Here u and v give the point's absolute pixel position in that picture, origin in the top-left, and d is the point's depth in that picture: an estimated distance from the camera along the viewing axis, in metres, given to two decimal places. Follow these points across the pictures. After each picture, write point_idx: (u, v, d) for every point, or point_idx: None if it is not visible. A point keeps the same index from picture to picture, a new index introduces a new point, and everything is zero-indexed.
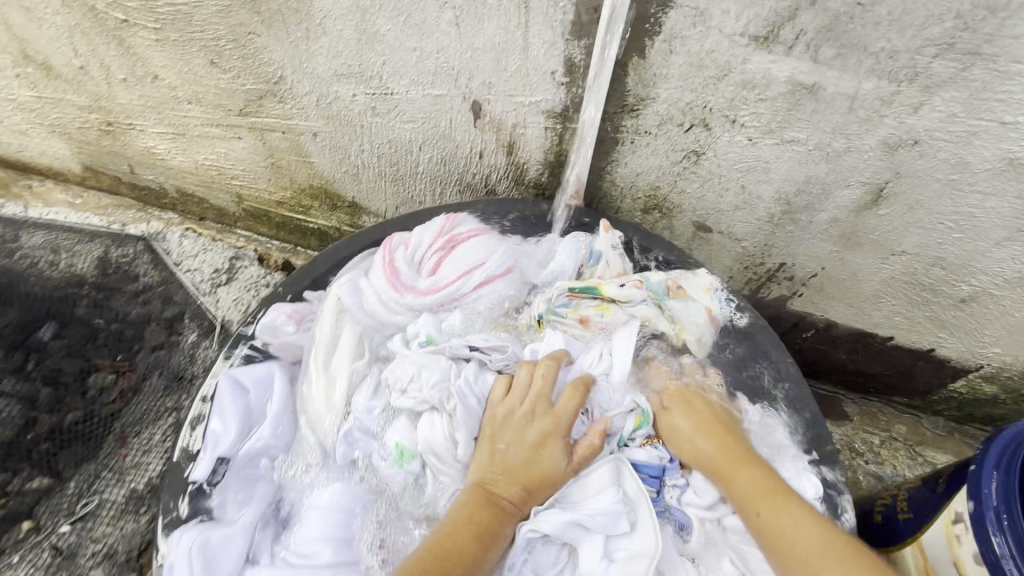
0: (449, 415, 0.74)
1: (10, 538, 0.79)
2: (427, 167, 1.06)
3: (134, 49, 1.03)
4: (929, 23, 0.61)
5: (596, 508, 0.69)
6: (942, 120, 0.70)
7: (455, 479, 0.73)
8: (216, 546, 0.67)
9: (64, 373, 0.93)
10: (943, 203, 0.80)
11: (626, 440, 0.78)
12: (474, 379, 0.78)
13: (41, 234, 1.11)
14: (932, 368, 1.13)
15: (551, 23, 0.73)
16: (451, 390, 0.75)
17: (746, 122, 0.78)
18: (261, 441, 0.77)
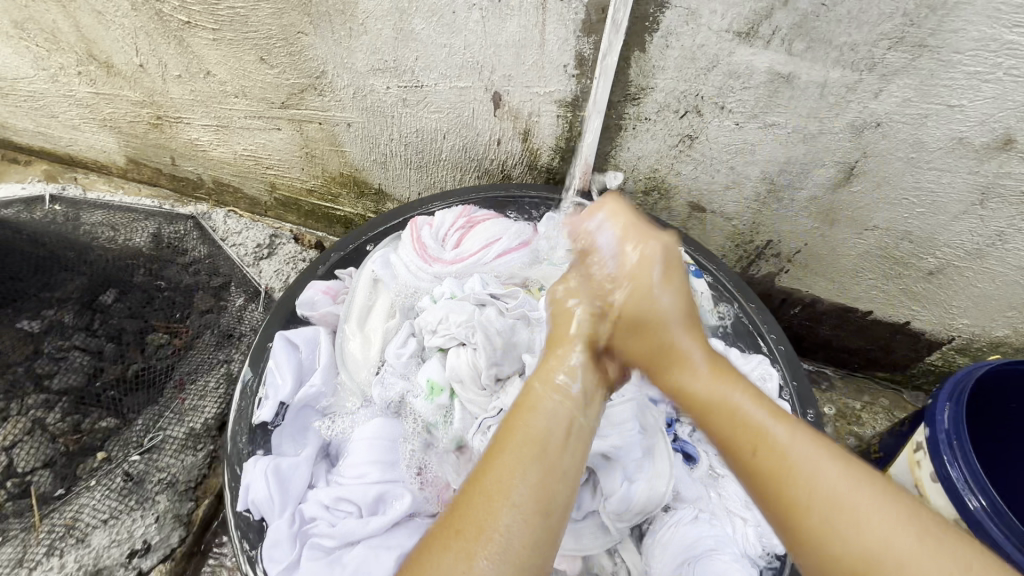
0: (473, 346, 0.78)
1: (86, 466, 0.90)
2: (449, 154, 1.19)
3: (191, 48, 1.16)
4: (882, 20, 0.73)
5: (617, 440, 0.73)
6: (898, 104, 0.82)
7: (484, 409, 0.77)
8: (287, 469, 0.74)
9: (126, 331, 1.03)
10: (905, 179, 0.92)
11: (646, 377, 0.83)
12: (496, 318, 0.79)
13: (100, 213, 1.24)
14: (909, 341, 1.24)
15: (565, 22, 0.86)
16: (474, 325, 0.79)
17: (733, 108, 0.90)
18: (315, 388, 0.83)
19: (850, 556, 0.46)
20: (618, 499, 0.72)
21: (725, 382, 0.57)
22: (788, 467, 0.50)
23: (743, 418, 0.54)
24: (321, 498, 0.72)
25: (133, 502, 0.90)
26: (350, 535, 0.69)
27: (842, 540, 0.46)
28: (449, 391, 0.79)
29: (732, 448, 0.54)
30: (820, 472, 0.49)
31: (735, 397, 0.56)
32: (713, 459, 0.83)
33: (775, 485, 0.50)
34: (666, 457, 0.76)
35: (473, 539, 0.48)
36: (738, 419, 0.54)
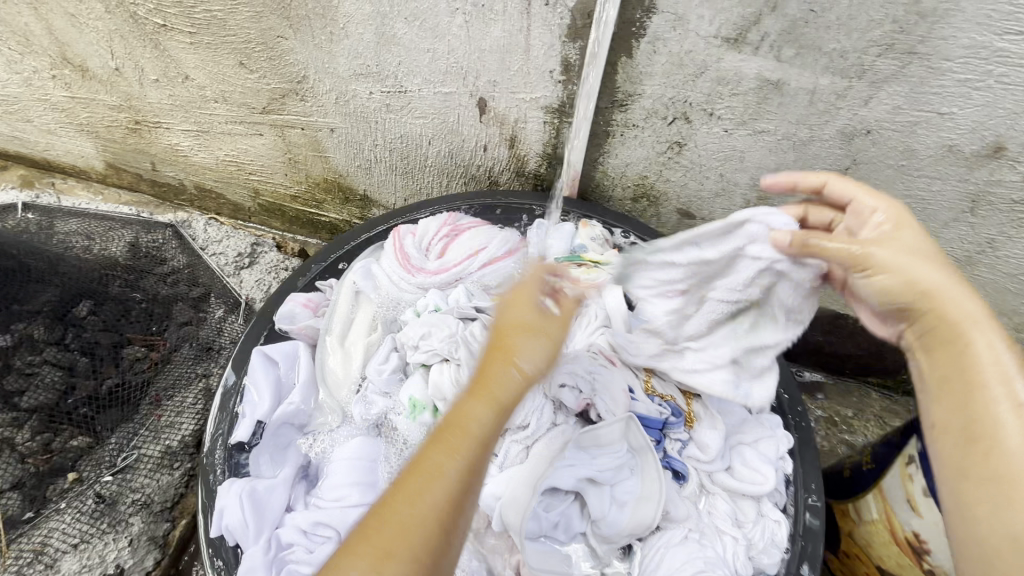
0: (457, 363, 0.76)
1: (56, 488, 0.87)
2: (435, 161, 1.16)
3: (169, 52, 1.13)
4: (871, 27, 0.71)
5: (604, 462, 0.74)
6: (888, 112, 0.80)
7: None
8: (261, 492, 0.71)
9: (100, 345, 0.99)
10: (895, 187, 0.90)
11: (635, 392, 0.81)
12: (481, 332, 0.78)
13: (74, 222, 1.20)
14: (900, 347, 1.23)
15: (550, 27, 0.84)
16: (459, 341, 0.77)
17: (722, 115, 0.89)
18: (292, 405, 0.80)
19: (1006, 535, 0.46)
20: (607, 524, 0.72)
21: (994, 342, 0.52)
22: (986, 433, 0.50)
23: (965, 359, 0.53)
24: (297, 523, 0.69)
25: (105, 525, 0.87)
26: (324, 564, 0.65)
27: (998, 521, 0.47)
28: (432, 408, 0.77)
29: (950, 394, 0.53)
30: (1004, 423, 0.49)
31: (984, 353, 0.52)
32: (705, 476, 0.80)
33: (983, 434, 0.50)
34: (659, 482, 0.73)
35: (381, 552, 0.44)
36: (986, 366, 0.51)
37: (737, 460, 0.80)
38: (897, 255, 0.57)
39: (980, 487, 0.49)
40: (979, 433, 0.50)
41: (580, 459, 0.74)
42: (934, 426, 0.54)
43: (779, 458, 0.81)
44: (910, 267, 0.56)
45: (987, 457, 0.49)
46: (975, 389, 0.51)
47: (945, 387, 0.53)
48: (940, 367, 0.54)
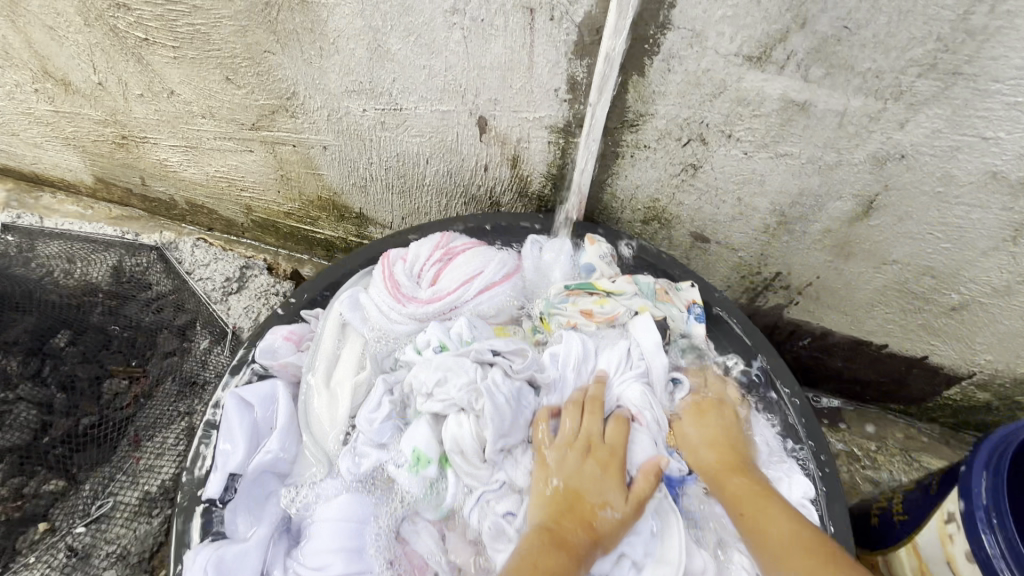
0: (477, 414, 0.71)
1: (27, 539, 0.82)
2: (433, 180, 1.10)
3: (152, 67, 1.07)
4: (912, 45, 0.64)
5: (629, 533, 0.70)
6: (927, 135, 0.73)
7: (481, 483, 0.70)
8: (230, 560, 0.64)
9: (80, 379, 0.95)
10: (930, 214, 0.83)
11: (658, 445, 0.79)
12: (503, 381, 0.73)
13: (56, 244, 1.15)
14: (926, 375, 1.16)
15: (555, 44, 0.77)
16: (479, 391, 0.71)
17: (742, 137, 0.82)
18: (270, 454, 0.73)
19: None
20: None
21: (751, 489, 0.71)
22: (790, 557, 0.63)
23: (766, 536, 0.66)
24: None
25: None
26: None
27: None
28: (437, 461, 0.70)
29: (774, 570, 0.63)
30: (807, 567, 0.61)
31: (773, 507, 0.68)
32: (723, 528, 0.75)
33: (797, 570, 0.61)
34: (682, 544, 0.70)
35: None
36: (782, 533, 0.65)
37: None
38: (711, 468, 0.76)
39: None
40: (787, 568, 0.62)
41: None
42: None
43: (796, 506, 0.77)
44: (705, 453, 0.78)
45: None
46: (764, 540, 0.66)
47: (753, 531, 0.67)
48: (733, 496, 0.71)
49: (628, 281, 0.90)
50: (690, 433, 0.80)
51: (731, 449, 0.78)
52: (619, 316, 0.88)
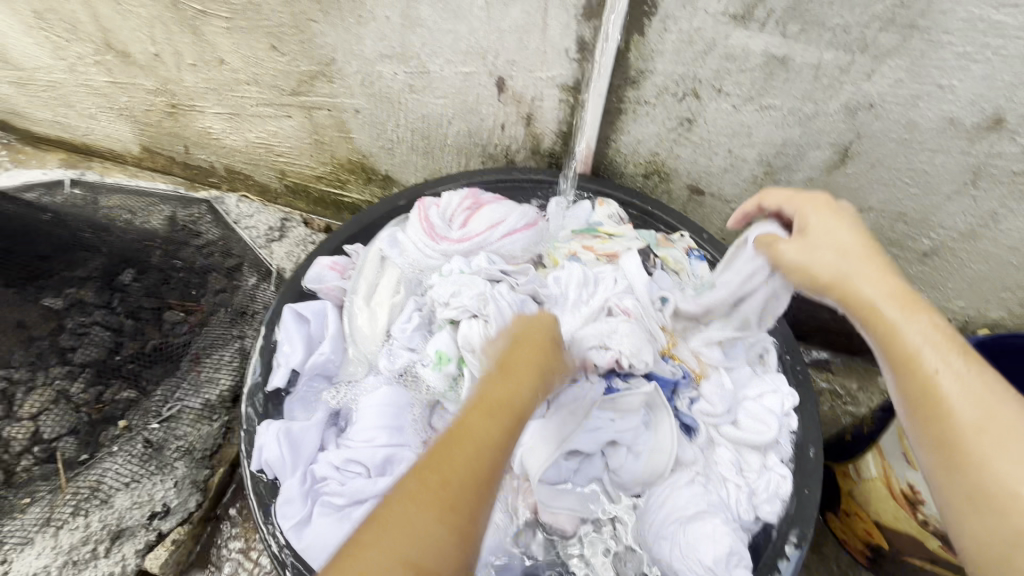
0: (486, 318, 0.82)
1: (109, 434, 0.98)
2: (455, 140, 1.22)
3: (206, 37, 1.20)
4: (872, 2, 0.75)
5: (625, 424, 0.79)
6: (891, 85, 0.84)
7: None
8: (297, 431, 0.77)
9: (144, 309, 1.08)
10: (898, 160, 0.94)
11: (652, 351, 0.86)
12: (508, 293, 0.86)
13: (117, 197, 1.28)
14: None
15: (566, 7, 0.89)
16: (487, 299, 0.83)
17: (730, 91, 0.93)
18: (323, 355, 0.86)
19: (992, 479, 0.49)
20: (625, 471, 0.78)
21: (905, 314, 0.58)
22: (979, 407, 0.52)
23: (902, 365, 0.56)
24: (331, 458, 0.77)
25: (153, 467, 0.98)
26: (359, 493, 0.73)
27: (982, 470, 0.50)
28: (456, 360, 0.83)
29: (914, 400, 0.55)
30: (997, 414, 0.51)
31: (921, 332, 0.57)
32: (713, 430, 0.84)
33: (941, 415, 0.53)
34: (672, 436, 0.78)
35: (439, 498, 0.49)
36: (954, 394, 0.53)
37: (741, 414, 0.84)
38: (825, 264, 0.65)
39: (937, 448, 0.54)
40: (918, 387, 0.55)
41: (604, 421, 0.79)
42: (900, 404, 0.57)
43: (784, 414, 0.84)
44: (834, 265, 0.64)
45: (942, 418, 0.53)
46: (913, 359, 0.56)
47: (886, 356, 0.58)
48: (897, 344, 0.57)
49: (629, 227, 1.03)
50: (819, 250, 0.66)
51: (884, 272, 0.62)
52: (617, 254, 1.00)
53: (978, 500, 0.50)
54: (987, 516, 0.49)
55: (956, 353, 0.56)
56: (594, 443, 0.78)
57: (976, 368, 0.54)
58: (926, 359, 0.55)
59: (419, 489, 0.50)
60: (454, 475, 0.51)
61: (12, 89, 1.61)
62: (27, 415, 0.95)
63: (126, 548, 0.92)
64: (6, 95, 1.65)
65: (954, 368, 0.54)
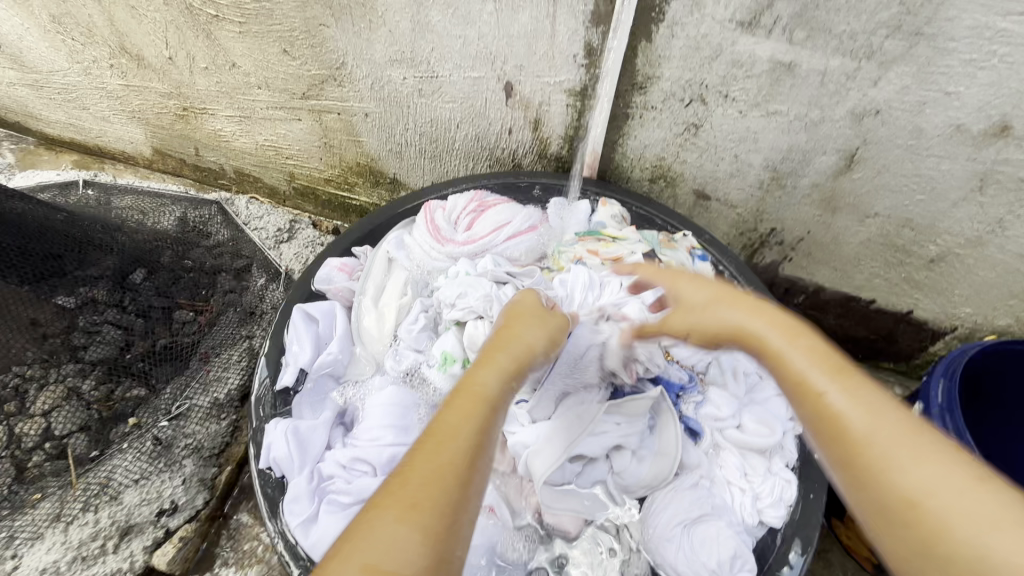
0: (490, 320, 0.83)
1: (119, 431, 1.00)
2: (462, 144, 1.23)
3: (219, 41, 1.22)
4: (879, 9, 0.76)
5: (630, 429, 0.79)
6: (897, 92, 0.84)
7: None
8: (306, 430, 0.78)
9: (154, 308, 1.09)
10: (905, 166, 0.94)
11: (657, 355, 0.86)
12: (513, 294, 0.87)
13: (129, 198, 1.30)
14: (913, 330, 1.26)
15: (574, 13, 0.90)
16: (492, 300, 0.84)
17: (737, 97, 0.94)
18: (332, 355, 0.87)
19: (892, 490, 0.45)
20: (629, 474, 0.77)
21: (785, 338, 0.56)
22: (863, 429, 0.47)
23: (793, 391, 0.53)
24: (339, 457, 0.77)
25: (162, 464, 1.00)
26: (365, 492, 0.73)
27: (882, 482, 0.45)
28: (460, 361, 0.84)
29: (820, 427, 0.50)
30: (880, 429, 0.47)
31: (798, 360, 0.54)
32: (718, 434, 0.83)
33: (839, 436, 0.49)
34: (676, 440, 0.77)
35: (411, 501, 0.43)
36: (842, 414, 0.49)
37: (748, 418, 0.83)
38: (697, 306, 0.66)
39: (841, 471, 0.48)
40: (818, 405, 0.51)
41: (610, 424, 0.78)
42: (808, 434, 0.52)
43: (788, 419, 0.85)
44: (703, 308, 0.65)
45: (840, 441, 0.48)
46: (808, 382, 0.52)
47: (780, 387, 0.54)
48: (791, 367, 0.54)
49: (632, 230, 1.03)
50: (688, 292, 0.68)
51: (746, 302, 0.61)
52: (622, 258, 0.99)
53: (885, 517, 0.45)
54: (903, 532, 0.44)
55: (832, 376, 0.52)
56: (599, 448, 0.77)
57: (857, 385, 0.50)
58: (812, 381, 0.52)
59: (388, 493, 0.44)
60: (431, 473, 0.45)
61: (28, 92, 1.64)
62: (37, 411, 0.96)
63: (134, 545, 0.94)
64: (21, 97, 1.68)
65: (836, 389, 0.51)
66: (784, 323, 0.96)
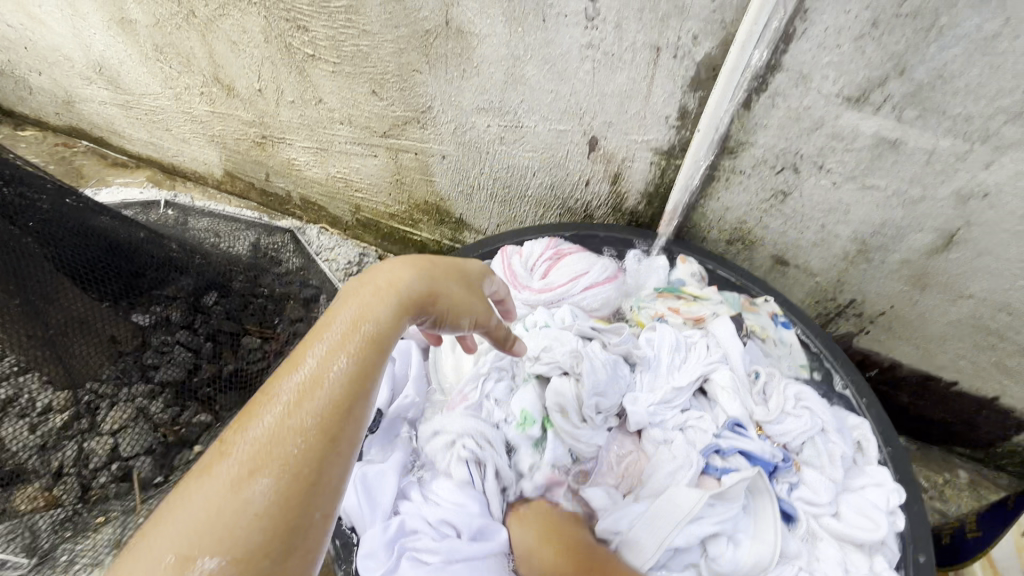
0: (577, 378, 0.82)
1: (183, 458, 1.06)
2: (536, 191, 1.24)
3: (310, 78, 1.27)
4: (1000, 95, 0.74)
5: (725, 515, 0.74)
6: (1010, 176, 0.81)
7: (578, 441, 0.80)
8: (381, 480, 0.79)
9: (222, 332, 1.12)
10: (1009, 251, 0.90)
11: (744, 428, 0.82)
12: (601, 352, 0.85)
13: (205, 221, 1.34)
14: (997, 418, 1.19)
15: (673, 78, 0.91)
16: (580, 356, 0.83)
17: (833, 168, 0.92)
18: (408, 398, 0.89)
19: None
20: (727, 563, 0.73)
21: None
22: None
23: None
24: (424, 515, 0.77)
25: None
26: (453, 552, 0.72)
27: None
28: (540, 421, 0.82)
29: None
30: None
31: None
32: (813, 520, 0.79)
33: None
34: (774, 526, 0.75)
35: (257, 458, 0.46)
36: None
37: (846, 507, 0.80)
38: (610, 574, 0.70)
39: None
40: None
41: (705, 509, 0.74)
42: None
43: (889, 511, 0.78)
44: None
45: None
46: None
47: None
48: None
49: (715, 290, 1.02)
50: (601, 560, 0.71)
51: None
52: (705, 318, 0.99)
53: None
54: None
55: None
56: (695, 536, 0.72)
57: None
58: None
59: (239, 475, 0.45)
60: (232, 490, 0.44)
61: (118, 111, 1.73)
62: (106, 430, 1.04)
63: None
64: (110, 116, 1.77)
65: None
66: (876, 407, 0.90)
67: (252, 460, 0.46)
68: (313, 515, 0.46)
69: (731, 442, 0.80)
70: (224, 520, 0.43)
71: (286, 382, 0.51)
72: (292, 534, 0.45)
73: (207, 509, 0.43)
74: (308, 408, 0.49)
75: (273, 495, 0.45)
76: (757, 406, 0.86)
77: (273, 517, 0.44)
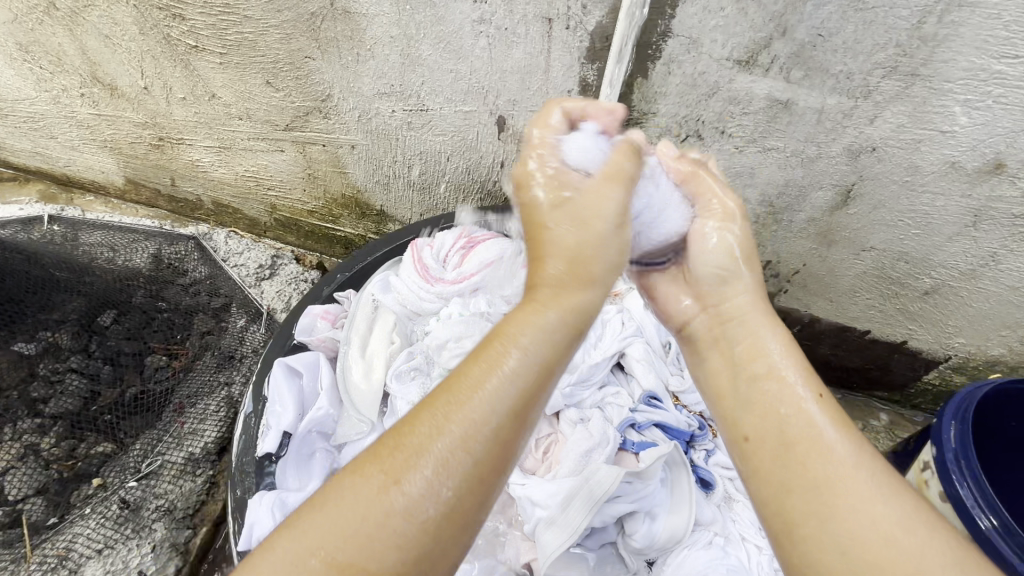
0: None
1: (81, 494, 0.98)
2: (453, 177, 1.20)
3: (197, 72, 1.17)
4: (875, 50, 0.76)
5: (642, 492, 0.72)
6: (893, 130, 0.84)
7: None
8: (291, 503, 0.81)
9: (124, 354, 1.08)
10: (900, 202, 0.94)
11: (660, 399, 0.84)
12: None
13: (98, 234, 1.27)
14: (907, 360, 1.26)
15: (569, 49, 0.89)
16: None
17: (733, 132, 0.93)
18: (321, 411, 0.92)
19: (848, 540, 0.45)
20: (642, 537, 0.71)
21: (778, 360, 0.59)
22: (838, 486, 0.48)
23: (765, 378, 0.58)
24: None
25: (129, 531, 0.97)
26: None
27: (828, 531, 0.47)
28: None
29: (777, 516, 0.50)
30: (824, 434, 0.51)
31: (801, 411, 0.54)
32: (728, 483, 0.82)
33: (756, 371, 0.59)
34: (690, 494, 0.74)
35: (405, 463, 0.44)
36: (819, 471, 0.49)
37: None
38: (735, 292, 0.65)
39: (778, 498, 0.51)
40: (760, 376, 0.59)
41: (623, 489, 0.71)
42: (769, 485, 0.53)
43: None
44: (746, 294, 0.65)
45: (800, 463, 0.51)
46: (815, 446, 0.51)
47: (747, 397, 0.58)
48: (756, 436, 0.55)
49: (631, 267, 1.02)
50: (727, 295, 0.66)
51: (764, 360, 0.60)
52: (621, 293, 0.98)
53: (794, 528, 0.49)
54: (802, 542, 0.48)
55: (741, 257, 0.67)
56: (610, 516, 0.71)
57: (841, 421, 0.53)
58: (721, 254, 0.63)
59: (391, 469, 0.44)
60: (392, 486, 0.43)
61: None
62: None
63: None
64: None
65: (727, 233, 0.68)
66: None
67: (406, 464, 0.44)
68: (472, 525, 0.45)
69: (647, 416, 0.81)
70: (382, 517, 0.42)
71: (452, 386, 0.47)
72: (450, 545, 0.44)
73: (363, 508, 0.42)
74: (481, 408, 0.46)
75: (435, 502, 0.43)
76: (670, 377, 0.89)
77: (433, 524, 0.43)
